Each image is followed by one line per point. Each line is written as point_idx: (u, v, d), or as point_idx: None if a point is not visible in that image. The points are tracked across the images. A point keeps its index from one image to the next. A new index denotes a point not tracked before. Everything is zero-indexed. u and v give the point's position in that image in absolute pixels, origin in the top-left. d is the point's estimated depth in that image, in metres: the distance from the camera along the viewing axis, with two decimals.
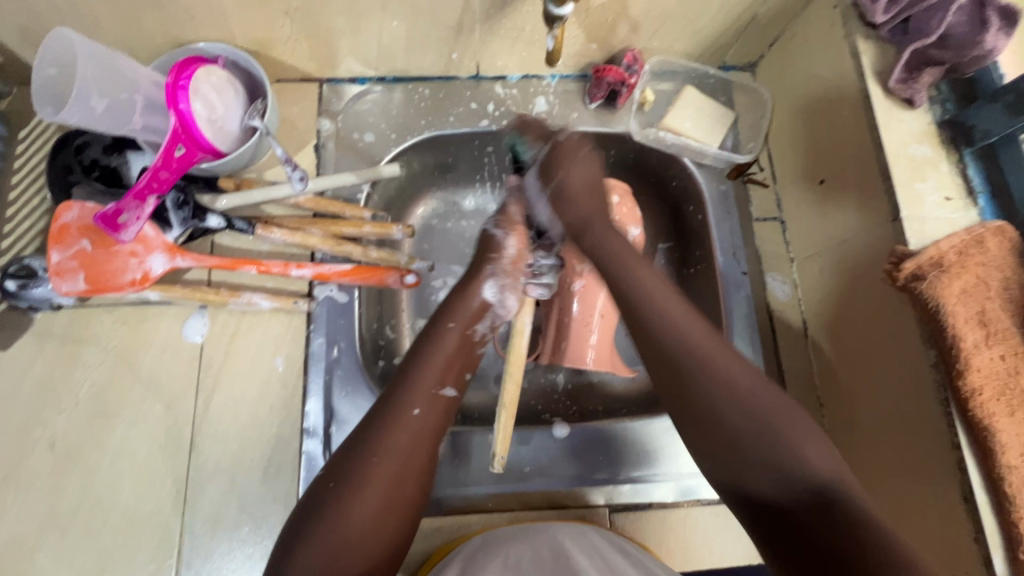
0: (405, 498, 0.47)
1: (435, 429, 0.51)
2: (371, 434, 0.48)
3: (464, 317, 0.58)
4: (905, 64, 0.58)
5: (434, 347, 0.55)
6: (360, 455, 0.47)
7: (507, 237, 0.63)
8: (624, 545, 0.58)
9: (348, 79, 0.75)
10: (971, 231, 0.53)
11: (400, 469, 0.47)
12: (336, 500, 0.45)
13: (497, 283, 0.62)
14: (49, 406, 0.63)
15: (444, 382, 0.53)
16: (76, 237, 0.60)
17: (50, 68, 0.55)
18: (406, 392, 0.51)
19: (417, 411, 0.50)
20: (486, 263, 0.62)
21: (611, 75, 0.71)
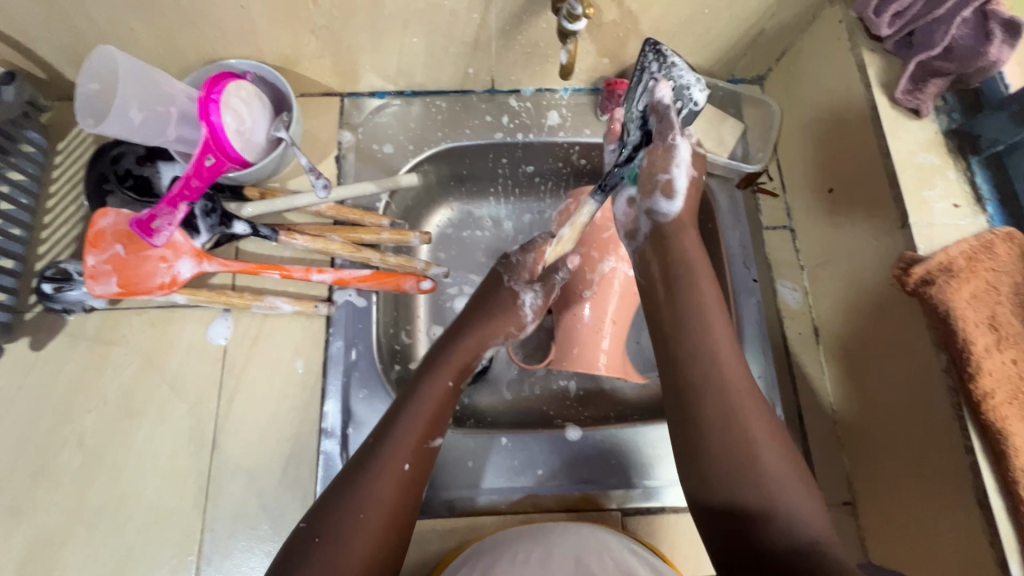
0: (391, 542, 0.49)
1: (423, 477, 0.54)
2: (359, 488, 0.50)
3: (457, 371, 0.62)
4: (910, 75, 0.60)
5: (424, 395, 0.58)
6: (348, 510, 0.49)
7: (532, 320, 0.68)
8: (635, 545, 0.58)
9: (368, 94, 0.78)
10: (979, 237, 0.54)
11: (388, 521, 0.50)
12: (323, 546, 0.47)
13: (502, 346, 0.68)
14: (80, 404, 0.65)
15: (432, 434, 0.57)
16: (110, 242, 0.63)
17: (92, 84, 0.59)
18: (394, 442, 0.54)
19: (408, 464, 0.53)
20: (501, 337, 0.66)
21: (622, 89, 0.73)
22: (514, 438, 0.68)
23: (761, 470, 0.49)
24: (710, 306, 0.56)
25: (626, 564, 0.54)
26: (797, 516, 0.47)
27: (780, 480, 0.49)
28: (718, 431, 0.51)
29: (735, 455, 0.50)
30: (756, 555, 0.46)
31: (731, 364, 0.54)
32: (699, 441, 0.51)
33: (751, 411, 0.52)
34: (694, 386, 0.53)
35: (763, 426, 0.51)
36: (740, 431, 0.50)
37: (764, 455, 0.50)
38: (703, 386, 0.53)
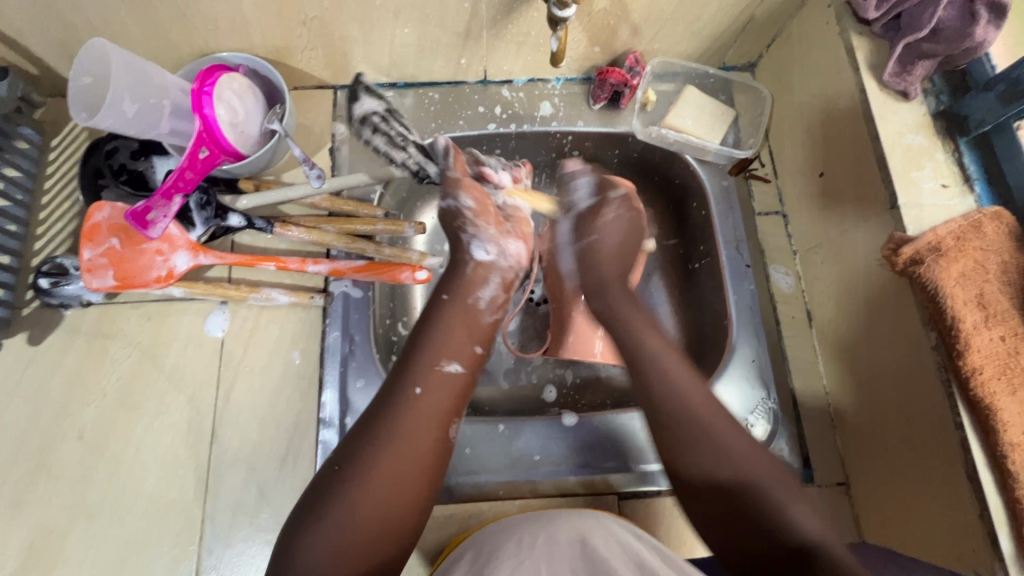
0: (415, 479, 0.48)
1: (444, 404, 0.53)
2: (375, 417, 0.50)
3: (453, 287, 0.62)
4: (898, 57, 0.60)
5: (442, 321, 0.58)
6: (366, 437, 0.49)
7: (462, 198, 0.69)
8: (653, 542, 0.55)
9: (361, 86, 0.78)
10: (968, 217, 0.54)
11: (404, 448, 0.49)
12: (348, 483, 0.46)
13: (482, 242, 0.68)
14: (78, 398, 0.65)
15: (450, 359, 0.56)
16: (106, 235, 0.63)
17: (85, 77, 0.59)
18: (410, 371, 0.54)
19: (420, 389, 0.52)
20: (462, 233, 0.68)
21: (614, 77, 0.73)
22: (511, 425, 0.68)
23: (748, 471, 0.49)
24: (665, 351, 0.58)
25: (636, 551, 0.52)
26: (792, 519, 0.46)
27: (774, 483, 0.48)
28: (707, 448, 0.51)
29: (719, 460, 0.50)
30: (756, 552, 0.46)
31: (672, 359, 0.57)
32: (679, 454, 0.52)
33: (722, 423, 0.52)
34: (668, 413, 0.54)
35: (738, 438, 0.51)
36: (728, 446, 0.51)
37: (745, 461, 0.50)
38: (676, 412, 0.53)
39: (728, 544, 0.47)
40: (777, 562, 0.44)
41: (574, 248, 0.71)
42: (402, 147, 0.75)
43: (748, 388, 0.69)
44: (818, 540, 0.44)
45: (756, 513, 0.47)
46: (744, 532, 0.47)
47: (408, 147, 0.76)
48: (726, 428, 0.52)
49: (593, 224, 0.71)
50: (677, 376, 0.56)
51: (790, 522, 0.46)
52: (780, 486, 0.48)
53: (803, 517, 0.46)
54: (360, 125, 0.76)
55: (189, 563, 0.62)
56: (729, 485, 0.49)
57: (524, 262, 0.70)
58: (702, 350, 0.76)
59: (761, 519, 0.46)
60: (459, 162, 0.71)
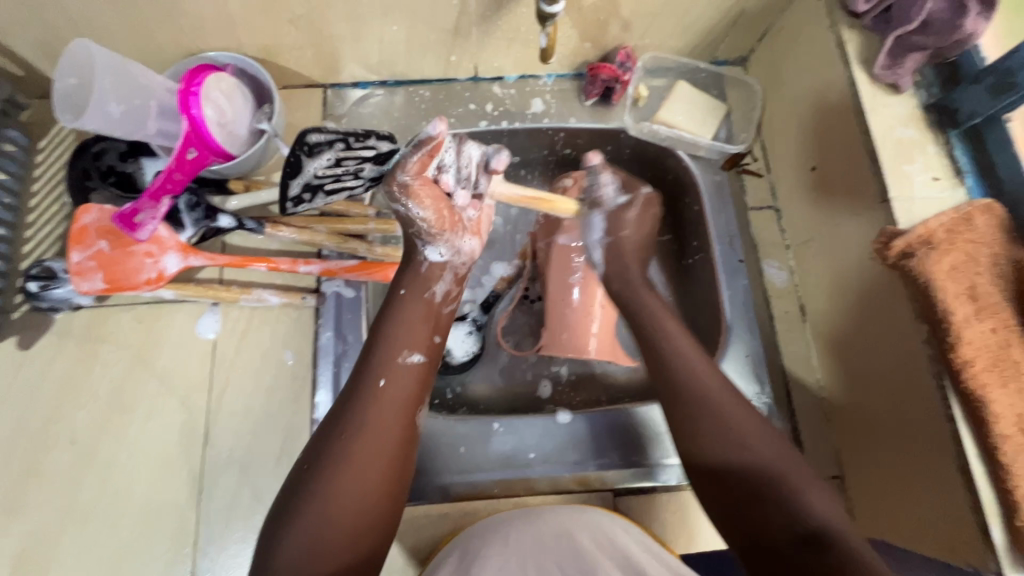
0: (381, 474, 0.47)
1: (403, 395, 0.51)
2: (337, 416, 0.49)
3: (409, 279, 0.58)
4: (888, 50, 0.60)
5: (396, 313, 0.56)
6: (329, 435, 0.48)
7: (411, 204, 0.55)
8: (640, 533, 0.55)
9: (351, 84, 0.78)
10: (958, 209, 0.54)
11: (369, 445, 0.48)
12: (312, 486, 0.46)
13: (437, 245, 0.59)
14: (69, 403, 0.65)
15: (408, 350, 0.53)
16: (94, 238, 0.63)
17: (70, 78, 0.58)
18: (368, 365, 0.52)
19: (384, 381, 0.51)
20: (416, 240, 0.58)
21: (605, 73, 0.73)
22: (506, 423, 0.68)
23: (762, 456, 0.49)
24: (679, 334, 0.57)
25: (622, 547, 0.52)
26: (807, 502, 0.46)
27: (791, 467, 0.48)
28: (720, 434, 0.50)
29: (728, 450, 0.50)
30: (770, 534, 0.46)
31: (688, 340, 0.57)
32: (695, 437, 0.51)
33: (743, 411, 0.51)
34: (685, 399, 0.53)
35: (754, 426, 0.51)
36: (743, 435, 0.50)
37: (760, 446, 0.49)
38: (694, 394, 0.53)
39: (742, 529, 0.48)
40: (792, 544, 0.45)
41: (601, 239, 0.65)
42: (357, 173, 0.66)
43: (742, 382, 0.69)
44: (830, 523, 0.45)
45: (770, 496, 0.47)
46: (759, 514, 0.47)
47: (361, 167, 0.66)
48: (745, 416, 0.51)
49: (618, 221, 0.64)
50: (697, 367, 0.54)
51: (808, 507, 0.46)
52: (795, 469, 0.48)
53: (816, 500, 0.46)
54: (303, 189, 0.65)
55: (183, 566, 0.62)
56: (739, 471, 0.49)
57: (478, 257, 0.63)
58: None
59: (779, 503, 0.46)
60: (423, 162, 0.54)
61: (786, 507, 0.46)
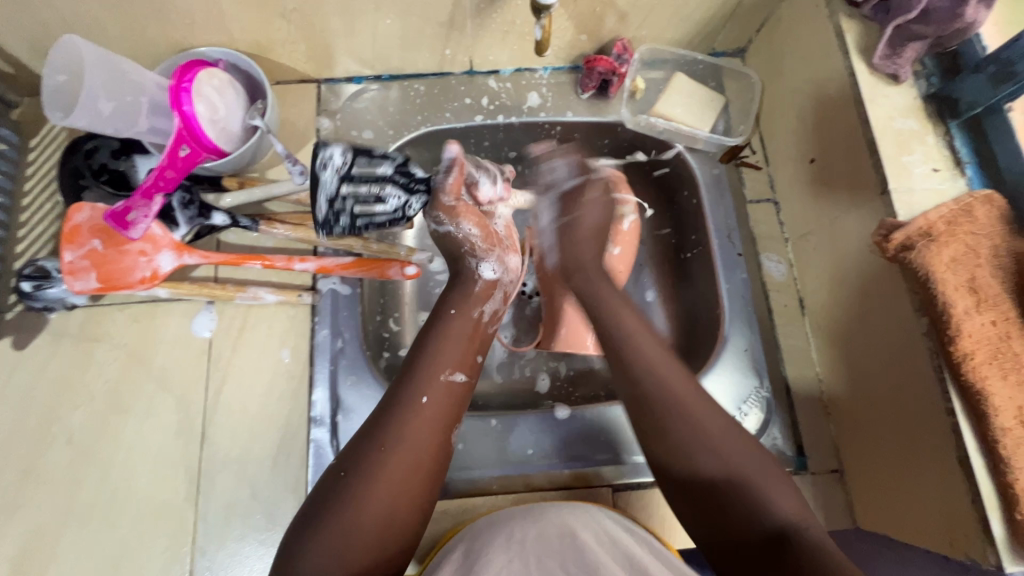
0: (416, 482, 0.48)
1: (448, 413, 0.52)
2: (383, 424, 0.50)
3: (460, 301, 0.61)
4: (888, 40, 0.59)
5: (442, 332, 0.57)
6: (376, 444, 0.48)
7: (461, 224, 0.67)
8: (643, 535, 0.56)
9: (345, 79, 0.77)
10: (959, 201, 0.53)
11: (414, 459, 0.48)
12: (350, 488, 0.46)
13: (490, 260, 0.66)
14: (66, 402, 0.65)
15: (455, 369, 0.55)
16: (88, 236, 0.62)
17: (58, 75, 0.57)
18: (414, 380, 0.53)
19: (426, 398, 0.52)
20: (467, 255, 0.66)
21: (602, 65, 0.72)
22: (503, 419, 0.68)
23: (727, 455, 0.49)
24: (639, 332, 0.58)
25: (625, 546, 0.52)
26: (770, 502, 0.46)
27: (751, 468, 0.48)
28: (687, 434, 0.50)
29: (690, 450, 0.50)
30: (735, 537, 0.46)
31: (647, 337, 0.57)
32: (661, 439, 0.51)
33: (705, 411, 0.51)
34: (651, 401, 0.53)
35: (720, 425, 0.51)
36: (708, 435, 0.50)
37: (724, 446, 0.49)
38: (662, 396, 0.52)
39: (709, 528, 0.48)
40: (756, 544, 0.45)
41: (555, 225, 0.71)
42: (381, 198, 0.65)
43: (742, 376, 0.69)
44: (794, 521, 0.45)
45: (737, 496, 0.47)
46: (727, 515, 0.47)
47: (384, 192, 0.64)
48: (706, 415, 0.51)
49: (577, 202, 0.71)
50: (658, 367, 0.54)
51: (770, 505, 0.46)
52: (751, 465, 0.49)
53: (780, 497, 0.47)
54: (331, 214, 0.63)
55: (182, 565, 0.62)
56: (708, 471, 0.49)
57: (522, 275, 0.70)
58: (695, 340, 0.76)
59: (743, 503, 0.47)
60: (457, 182, 0.67)
61: (749, 506, 0.46)
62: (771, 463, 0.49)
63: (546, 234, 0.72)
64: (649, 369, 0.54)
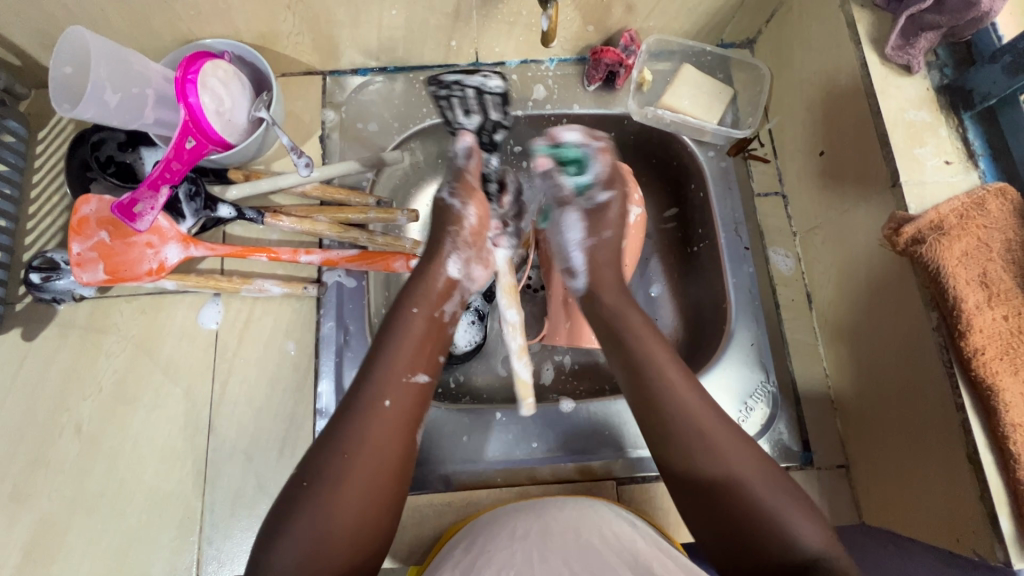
0: (381, 479, 0.48)
1: (409, 416, 0.52)
2: (341, 429, 0.50)
3: (425, 299, 0.58)
4: (901, 29, 0.58)
5: (402, 331, 0.56)
6: (333, 450, 0.48)
7: (465, 207, 0.64)
8: (648, 532, 0.55)
9: (350, 71, 0.76)
10: (971, 194, 0.53)
11: (376, 464, 0.49)
12: (315, 492, 0.46)
13: (460, 256, 0.62)
14: (75, 393, 0.65)
15: (414, 369, 0.54)
16: (95, 229, 0.63)
17: (65, 67, 0.57)
18: (376, 382, 0.52)
19: (389, 402, 0.52)
20: (446, 235, 0.62)
21: (609, 57, 0.72)
22: (508, 413, 0.68)
23: (742, 481, 0.49)
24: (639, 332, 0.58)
25: (627, 546, 0.52)
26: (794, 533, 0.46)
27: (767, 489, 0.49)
28: (710, 464, 0.50)
29: (712, 480, 0.50)
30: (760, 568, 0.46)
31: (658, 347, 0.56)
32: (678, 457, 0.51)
33: (724, 437, 0.51)
34: (661, 420, 0.53)
35: (729, 440, 0.51)
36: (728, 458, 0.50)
37: (735, 460, 0.50)
38: (674, 416, 0.52)
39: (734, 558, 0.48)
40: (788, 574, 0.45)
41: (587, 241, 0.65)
42: (469, 112, 0.70)
43: (748, 372, 0.69)
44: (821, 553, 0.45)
45: (766, 530, 0.47)
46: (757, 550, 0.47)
47: (472, 113, 0.70)
48: (728, 443, 0.51)
49: (607, 218, 0.66)
50: (681, 395, 0.53)
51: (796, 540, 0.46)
52: (765, 482, 0.49)
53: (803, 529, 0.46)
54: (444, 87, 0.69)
55: (190, 554, 0.62)
56: (728, 492, 0.49)
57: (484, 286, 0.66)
58: (700, 334, 0.76)
59: (766, 530, 0.47)
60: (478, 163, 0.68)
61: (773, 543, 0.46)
62: (790, 489, 0.49)
63: (573, 251, 0.65)
64: (678, 406, 0.52)
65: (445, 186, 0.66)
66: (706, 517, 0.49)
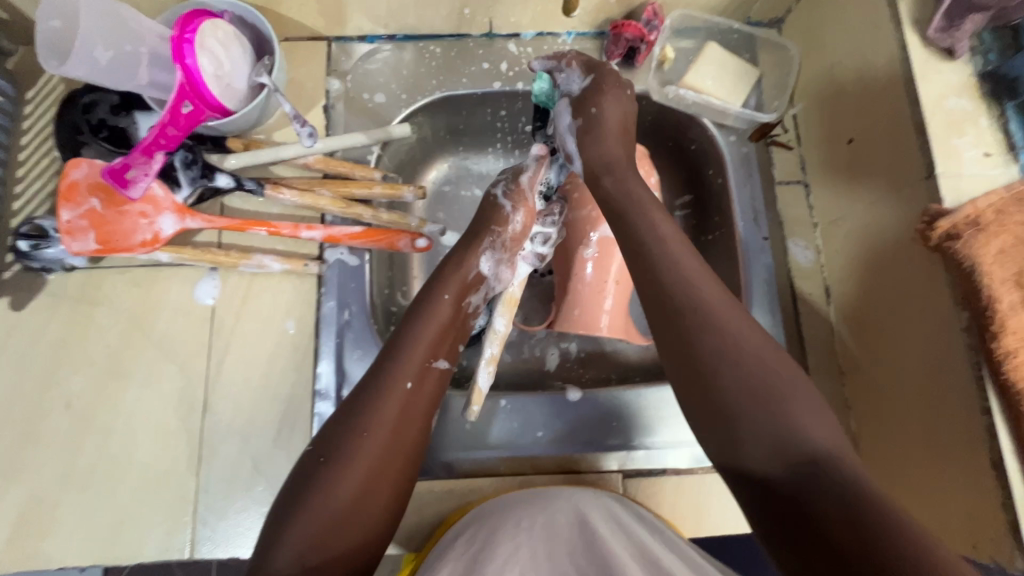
0: (400, 456, 0.47)
1: (428, 399, 0.51)
2: (363, 405, 0.48)
3: (457, 287, 0.59)
4: (946, 10, 0.55)
5: (428, 316, 0.55)
6: (352, 429, 0.47)
7: (514, 212, 0.64)
8: (666, 533, 0.53)
9: (357, 38, 0.72)
10: (1010, 188, 0.50)
11: (393, 440, 0.47)
12: (331, 470, 0.44)
13: (493, 256, 0.63)
14: (65, 366, 0.63)
15: (436, 354, 0.54)
16: (85, 195, 0.60)
17: (53, 20, 0.53)
18: (399, 364, 0.51)
19: (411, 385, 0.50)
20: (489, 233, 0.62)
21: (630, 31, 0.68)
22: (514, 400, 0.67)
23: (760, 368, 0.45)
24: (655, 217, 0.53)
25: (638, 538, 0.50)
26: (804, 428, 0.42)
27: (779, 374, 0.45)
28: (715, 345, 0.46)
29: (728, 367, 0.45)
30: (783, 463, 0.41)
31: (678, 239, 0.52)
32: (692, 346, 0.47)
33: (738, 331, 0.47)
34: (674, 301, 0.48)
35: (747, 330, 0.47)
36: (739, 352, 0.46)
37: (746, 350, 0.46)
38: (687, 299, 0.48)
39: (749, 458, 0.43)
40: (791, 469, 0.41)
41: (565, 142, 0.60)
42: None
43: None
44: (830, 448, 0.42)
45: (783, 423, 0.43)
46: (775, 449, 0.42)
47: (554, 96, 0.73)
48: (746, 341, 0.46)
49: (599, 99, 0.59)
50: (689, 271, 0.50)
51: (804, 436, 0.42)
52: (777, 366, 0.46)
53: (808, 421, 0.43)
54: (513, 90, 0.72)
55: (183, 534, 0.61)
56: (737, 380, 0.45)
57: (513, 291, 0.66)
58: None
59: (775, 421, 0.43)
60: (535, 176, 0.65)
61: (774, 436, 0.43)
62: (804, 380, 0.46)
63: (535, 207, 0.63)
64: (684, 279, 0.49)
65: (500, 184, 0.65)
66: (717, 411, 0.45)
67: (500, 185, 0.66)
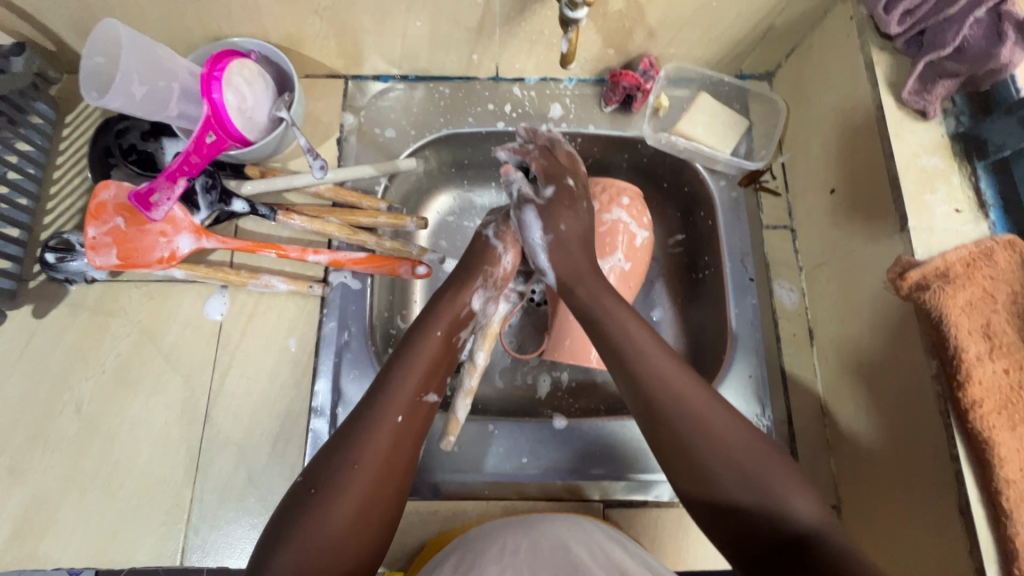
0: (387, 489, 0.49)
1: (416, 433, 0.53)
2: (350, 439, 0.50)
3: (448, 324, 0.62)
4: (918, 75, 0.58)
5: (418, 351, 0.58)
6: (340, 464, 0.49)
7: (505, 253, 0.68)
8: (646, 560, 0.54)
9: (372, 77, 0.78)
10: (979, 244, 0.53)
11: (380, 472, 0.49)
12: (319, 500, 0.46)
13: (484, 293, 0.67)
14: (77, 372, 0.67)
15: (426, 388, 0.57)
16: (111, 214, 0.64)
17: (97, 57, 0.59)
18: (387, 399, 0.54)
19: (401, 418, 0.53)
20: (480, 273, 0.66)
21: (627, 80, 0.72)
22: (502, 426, 0.69)
23: (725, 441, 0.48)
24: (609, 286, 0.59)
25: (616, 563, 0.52)
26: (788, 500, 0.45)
27: (752, 450, 0.48)
28: (683, 421, 0.50)
29: (697, 442, 0.49)
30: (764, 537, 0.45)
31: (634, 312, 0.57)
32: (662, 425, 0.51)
33: (702, 404, 0.50)
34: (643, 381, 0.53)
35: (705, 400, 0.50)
36: (709, 422, 0.49)
37: (714, 420, 0.49)
38: (652, 376, 0.52)
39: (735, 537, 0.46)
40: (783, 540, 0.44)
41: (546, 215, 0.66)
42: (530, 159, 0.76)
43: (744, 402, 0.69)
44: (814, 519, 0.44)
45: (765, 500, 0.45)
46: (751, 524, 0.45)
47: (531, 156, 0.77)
48: (709, 410, 0.50)
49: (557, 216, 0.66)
50: (651, 351, 0.54)
51: (790, 510, 0.45)
52: (755, 445, 0.48)
53: (792, 494, 0.46)
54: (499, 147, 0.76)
55: (175, 542, 0.63)
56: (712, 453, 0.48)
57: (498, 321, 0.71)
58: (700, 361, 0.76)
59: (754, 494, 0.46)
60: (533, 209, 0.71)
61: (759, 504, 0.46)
62: (778, 456, 0.48)
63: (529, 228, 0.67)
64: (642, 355, 0.54)
65: (492, 225, 0.70)
66: (701, 490, 0.48)
67: (490, 226, 0.70)
